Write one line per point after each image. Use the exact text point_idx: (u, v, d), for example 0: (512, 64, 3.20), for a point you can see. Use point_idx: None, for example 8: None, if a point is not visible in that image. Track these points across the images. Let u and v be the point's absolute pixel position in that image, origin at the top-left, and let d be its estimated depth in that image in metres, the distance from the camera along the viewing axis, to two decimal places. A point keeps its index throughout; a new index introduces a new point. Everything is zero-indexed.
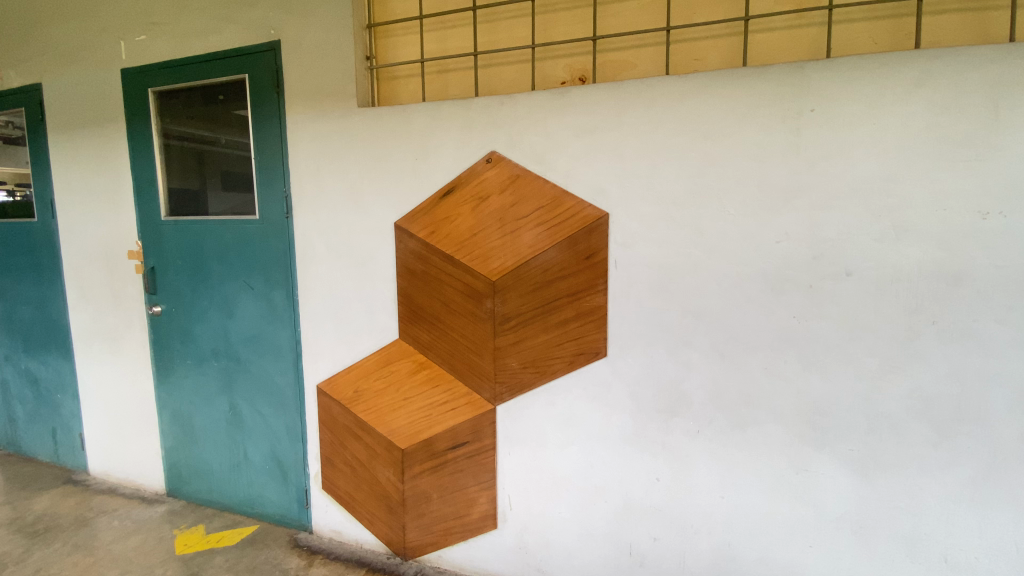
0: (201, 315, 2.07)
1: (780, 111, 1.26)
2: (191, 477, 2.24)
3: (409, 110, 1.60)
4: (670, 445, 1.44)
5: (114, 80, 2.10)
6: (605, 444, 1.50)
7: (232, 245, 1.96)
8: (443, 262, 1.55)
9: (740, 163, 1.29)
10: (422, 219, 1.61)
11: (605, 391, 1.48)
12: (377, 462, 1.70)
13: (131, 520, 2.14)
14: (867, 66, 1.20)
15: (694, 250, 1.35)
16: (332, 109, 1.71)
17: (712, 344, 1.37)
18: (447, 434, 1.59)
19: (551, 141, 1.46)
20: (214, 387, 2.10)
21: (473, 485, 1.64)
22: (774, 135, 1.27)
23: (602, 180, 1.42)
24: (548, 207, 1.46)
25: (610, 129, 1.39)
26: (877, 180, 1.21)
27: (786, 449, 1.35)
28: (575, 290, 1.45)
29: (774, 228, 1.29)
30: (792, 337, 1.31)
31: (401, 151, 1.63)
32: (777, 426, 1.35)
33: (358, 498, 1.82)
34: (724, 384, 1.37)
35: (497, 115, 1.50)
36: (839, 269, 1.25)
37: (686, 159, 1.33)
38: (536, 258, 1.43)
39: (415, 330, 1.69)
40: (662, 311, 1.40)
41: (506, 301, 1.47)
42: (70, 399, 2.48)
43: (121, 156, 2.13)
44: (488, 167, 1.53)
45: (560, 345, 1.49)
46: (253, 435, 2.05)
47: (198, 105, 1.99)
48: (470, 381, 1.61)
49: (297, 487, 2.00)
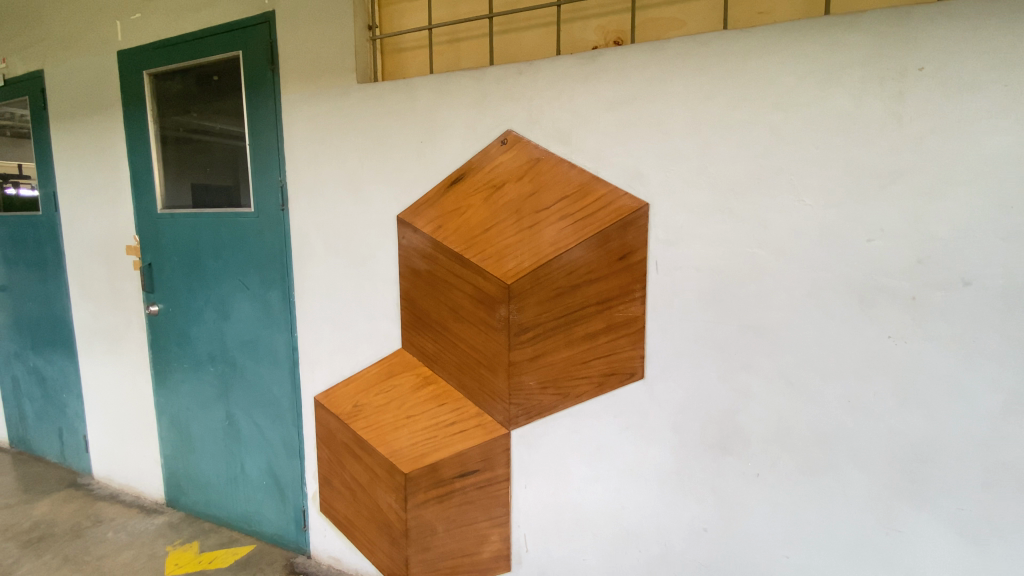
0: (198, 316, 1.92)
1: (874, 72, 0.98)
2: (189, 488, 2.09)
3: (415, 85, 1.39)
4: (720, 488, 1.18)
5: (110, 63, 1.97)
6: (639, 483, 1.25)
7: (227, 241, 1.79)
8: (451, 261, 1.32)
9: (820, 140, 1.02)
10: (429, 211, 1.39)
11: (640, 420, 1.23)
12: (377, 486, 1.48)
13: (126, 532, 2.02)
14: (999, 8, 0.90)
15: (757, 250, 1.08)
16: (330, 86, 1.51)
17: (776, 367, 1.10)
18: (455, 460, 1.35)
19: (579, 116, 1.21)
20: (210, 393, 1.94)
21: (484, 519, 1.41)
22: (867, 102, 0.99)
23: (640, 163, 1.16)
24: (573, 197, 1.22)
25: (652, 98, 1.13)
26: (1011, 159, 0.91)
27: (871, 502, 1.07)
28: (606, 297, 1.21)
29: (864, 223, 1.01)
30: (883, 362, 1.03)
31: (405, 133, 1.42)
32: (860, 473, 1.07)
33: (358, 524, 1.61)
34: (791, 418, 1.10)
35: (515, 87, 1.27)
36: (951, 276, 0.97)
37: (749, 135, 1.06)
38: (558, 257, 1.19)
39: (420, 339, 1.47)
40: (715, 324, 1.13)
41: (523, 309, 1.22)
42: (74, 400, 2.39)
43: (118, 144, 2.01)
44: (503, 150, 1.30)
45: (587, 364, 1.25)
46: (250, 446, 1.89)
47: (193, 87, 1.83)
48: (481, 401, 1.38)
49: (295, 506, 1.82)
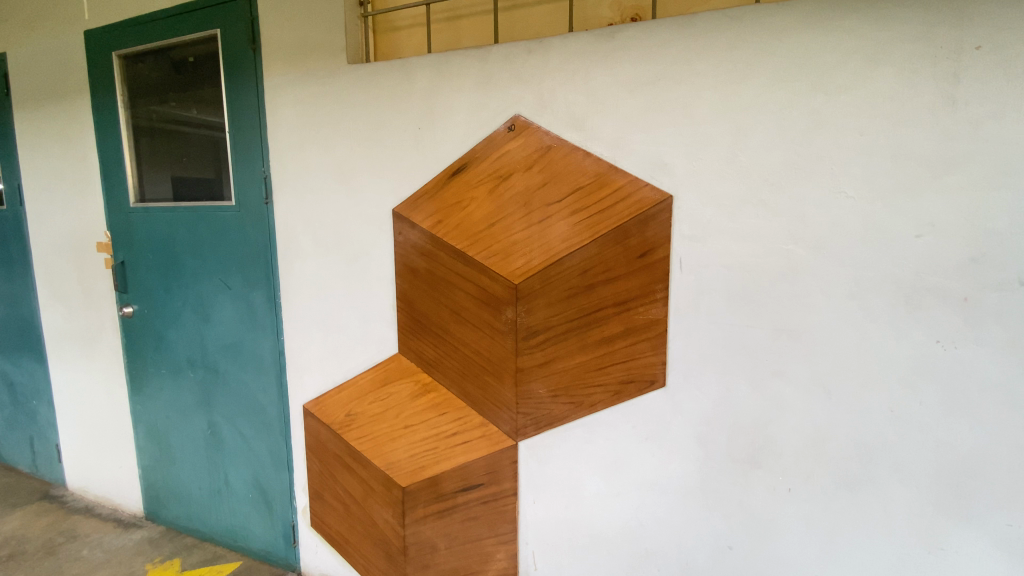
0: (176, 318, 1.79)
1: (927, 49, 0.88)
2: (170, 500, 1.97)
3: (412, 65, 1.27)
4: (747, 504, 1.09)
5: (76, 44, 1.82)
6: (658, 498, 1.16)
7: (207, 237, 1.66)
8: (452, 259, 1.21)
9: (865, 126, 0.92)
10: (428, 205, 1.27)
11: (661, 431, 1.14)
12: (372, 500, 1.35)
13: (102, 549, 1.90)
14: None
15: (794, 246, 0.99)
16: (318, 68, 1.39)
17: (812, 373, 1.01)
18: (458, 473, 1.24)
19: (596, 100, 1.10)
20: (191, 400, 1.81)
21: (490, 536, 1.31)
22: (918, 84, 0.89)
23: (663, 150, 1.06)
24: (587, 189, 1.11)
25: (677, 79, 1.02)
26: None
27: (913, 519, 0.98)
28: (624, 298, 1.11)
29: (912, 216, 0.91)
30: (931, 370, 0.94)
31: (402, 118, 1.30)
32: (901, 488, 0.98)
33: (350, 541, 1.49)
34: (826, 429, 1.02)
35: (524, 68, 1.16)
36: (1008, 275, 0.88)
37: (785, 120, 0.96)
38: (572, 254, 1.08)
39: (418, 343, 1.37)
40: (746, 327, 1.04)
41: (532, 311, 1.11)
42: (45, 407, 2.24)
43: (86, 132, 1.86)
44: (510, 137, 1.19)
45: (602, 371, 1.15)
46: (235, 456, 1.77)
47: (168, 70, 1.69)
48: (486, 410, 1.27)
49: (283, 520, 1.71)
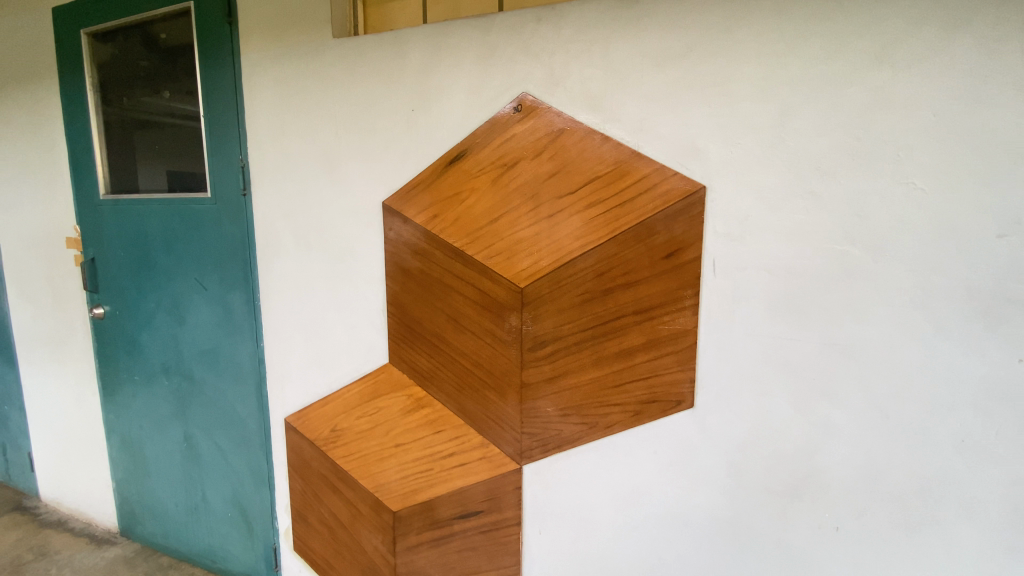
0: (149, 321, 1.64)
1: (1018, 11, 0.73)
2: (145, 516, 1.83)
3: (405, 39, 1.12)
4: (786, 543, 0.95)
5: (42, 21, 1.67)
6: (682, 532, 1.02)
7: (181, 233, 1.52)
8: (449, 259, 1.06)
9: (938, 105, 0.77)
10: (423, 198, 1.13)
11: (688, 455, 1.00)
12: (360, 525, 1.20)
13: (71, 568, 1.77)
14: None
15: (849, 247, 0.84)
16: (300, 44, 1.25)
17: (866, 395, 0.86)
18: (455, 498, 1.09)
19: (616, 76, 0.95)
20: (166, 410, 1.67)
21: (490, 568, 1.16)
22: (1004, 55, 0.74)
23: (694, 133, 0.91)
24: (604, 180, 0.97)
25: (712, 52, 0.88)
26: None
27: (985, 566, 0.83)
28: (646, 305, 0.96)
29: (994, 210, 0.76)
30: (1011, 394, 0.79)
31: (394, 100, 1.16)
32: (969, 530, 0.83)
33: (335, 568, 1.34)
34: (882, 460, 0.87)
35: (532, 40, 1.01)
36: None
37: (842, 98, 0.82)
38: (586, 254, 0.93)
39: (412, 353, 1.22)
40: (789, 339, 0.90)
41: (540, 318, 0.96)
42: (17, 412, 2.10)
43: (54, 117, 1.71)
44: (517, 120, 1.05)
45: (621, 389, 1.00)
46: (212, 470, 1.63)
47: (140, 49, 1.55)
48: (486, 430, 1.12)
49: (264, 542, 1.57)
